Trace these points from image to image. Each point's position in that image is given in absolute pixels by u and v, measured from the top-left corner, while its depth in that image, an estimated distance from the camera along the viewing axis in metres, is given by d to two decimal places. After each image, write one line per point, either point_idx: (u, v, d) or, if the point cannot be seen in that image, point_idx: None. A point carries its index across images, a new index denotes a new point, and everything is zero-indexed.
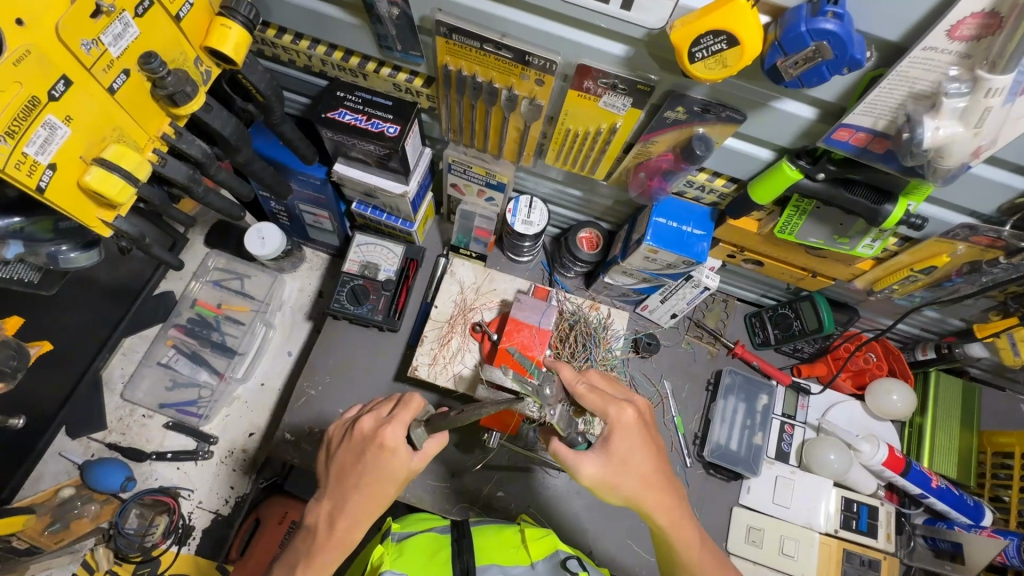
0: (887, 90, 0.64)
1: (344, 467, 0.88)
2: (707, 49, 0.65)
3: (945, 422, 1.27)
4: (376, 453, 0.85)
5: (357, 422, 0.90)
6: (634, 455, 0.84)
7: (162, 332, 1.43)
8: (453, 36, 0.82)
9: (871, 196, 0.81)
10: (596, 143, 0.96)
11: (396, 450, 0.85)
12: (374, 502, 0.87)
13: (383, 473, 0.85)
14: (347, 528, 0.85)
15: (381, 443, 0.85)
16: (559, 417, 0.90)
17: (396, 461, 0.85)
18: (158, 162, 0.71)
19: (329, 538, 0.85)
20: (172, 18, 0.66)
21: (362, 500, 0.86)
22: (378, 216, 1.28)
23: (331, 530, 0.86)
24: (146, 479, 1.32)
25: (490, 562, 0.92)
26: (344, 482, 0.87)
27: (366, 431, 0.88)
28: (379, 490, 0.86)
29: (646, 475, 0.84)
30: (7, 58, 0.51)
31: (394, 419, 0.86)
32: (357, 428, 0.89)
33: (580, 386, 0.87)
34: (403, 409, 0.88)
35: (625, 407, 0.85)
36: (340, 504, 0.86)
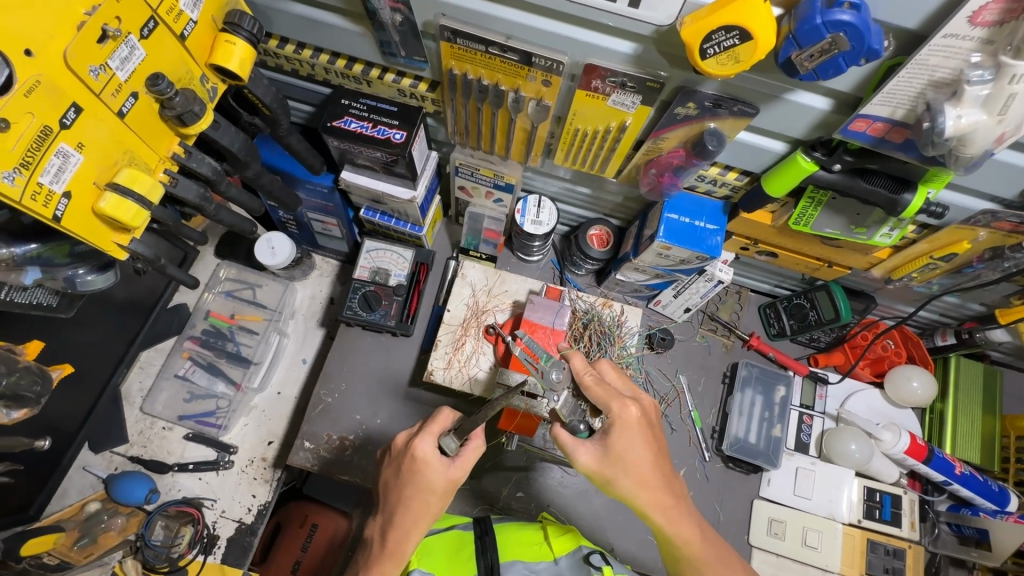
0: (907, 79, 0.63)
1: (388, 483, 0.91)
2: (719, 45, 0.64)
3: (967, 407, 1.26)
4: (412, 466, 0.88)
5: (395, 443, 0.94)
6: (637, 458, 0.83)
7: (177, 345, 1.44)
8: (457, 40, 0.81)
9: (889, 185, 0.80)
10: (605, 141, 0.95)
11: (432, 460, 0.87)
12: (422, 514, 0.88)
13: (420, 484, 0.87)
14: (397, 540, 0.87)
15: (415, 458, 0.88)
16: (563, 404, 0.90)
17: (433, 471, 0.87)
18: (169, 182, 0.71)
19: (383, 550, 0.88)
20: (176, 37, 0.66)
21: (410, 512, 0.88)
22: (387, 221, 1.28)
23: (382, 545, 0.88)
24: (169, 491, 1.34)
25: (514, 558, 0.92)
26: (389, 498, 0.90)
27: (402, 446, 0.93)
28: (421, 499, 0.87)
29: (635, 492, 0.84)
30: (18, 90, 0.50)
31: (424, 431, 0.90)
32: (395, 449, 0.93)
33: (588, 376, 0.89)
34: (432, 421, 0.91)
35: (629, 404, 0.84)
36: (389, 518, 0.89)
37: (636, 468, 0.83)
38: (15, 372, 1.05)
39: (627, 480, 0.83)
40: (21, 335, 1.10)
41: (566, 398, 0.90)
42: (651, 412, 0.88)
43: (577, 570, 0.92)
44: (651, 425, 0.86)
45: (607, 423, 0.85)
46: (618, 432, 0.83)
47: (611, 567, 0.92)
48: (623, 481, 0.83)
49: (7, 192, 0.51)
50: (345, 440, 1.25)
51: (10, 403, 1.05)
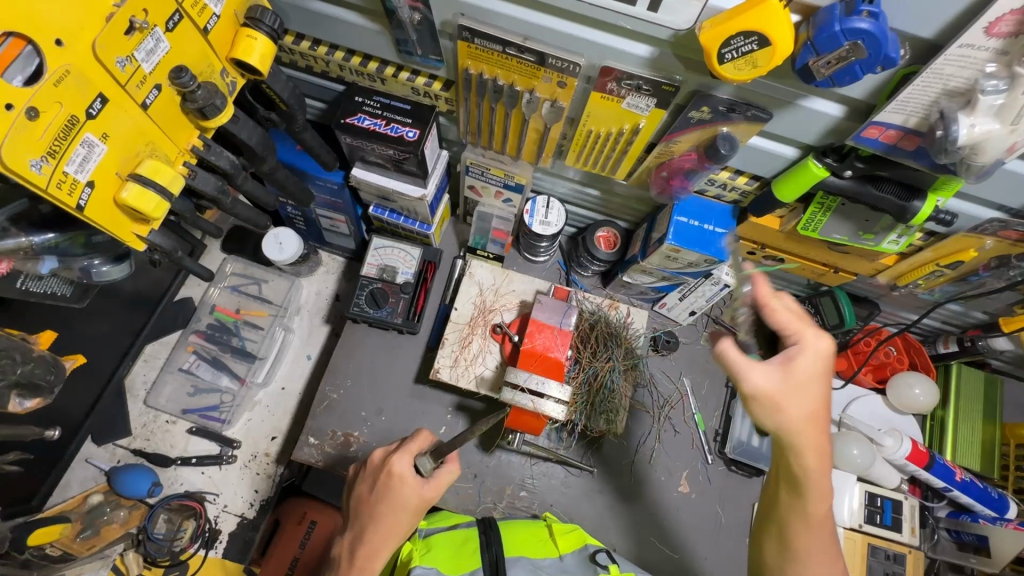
0: (923, 87, 0.64)
1: (360, 499, 0.91)
2: (737, 50, 0.65)
3: (968, 414, 1.27)
4: (388, 481, 0.89)
5: (370, 458, 0.95)
6: (815, 388, 0.73)
7: (182, 339, 1.44)
8: (475, 39, 0.82)
9: (899, 193, 0.81)
10: (617, 144, 0.96)
11: (407, 477, 0.88)
12: (392, 532, 0.87)
13: (396, 500, 0.88)
14: (366, 558, 0.85)
15: (389, 473, 0.89)
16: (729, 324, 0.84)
17: (409, 488, 0.88)
18: (189, 175, 0.72)
19: (351, 568, 0.85)
20: (200, 31, 0.66)
21: (381, 530, 0.86)
22: (396, 218, 1.29)
23: (352, 561, 0.86)
24: (172, 484, 1.34)
25: (519, 554, 0.92)
26: (361, 513, 0.90)
27: (377, 462, 0.94)
28: (392, 518, 0.87)
29: (792, 427, 0.73)
30: (48, 79, 0.51)
31: (401, 449, 0.92)
32: (369, 465, 0.95)
33: (776, 304, 0.77)
34: (409, 441, 0.93)
35: (824, 334, 0.74)
36: (359, 534, 0.88)
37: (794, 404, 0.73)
38: (29, 362, 1.09)
39: (797, 411, 0.73)
40: (33, 326, 1.14)
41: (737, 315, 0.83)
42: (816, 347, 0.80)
43: (583, 567, 0.92)
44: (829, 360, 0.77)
45: (792, 348, 0.75)
46: (802, 359, 0.74)
47: (617, 565, 0.92)
48: (788, 411, 0.73)
49: (35, 181, 0.51)
50: (350, 437, 1.26)
51: (25, 391, 1.09)
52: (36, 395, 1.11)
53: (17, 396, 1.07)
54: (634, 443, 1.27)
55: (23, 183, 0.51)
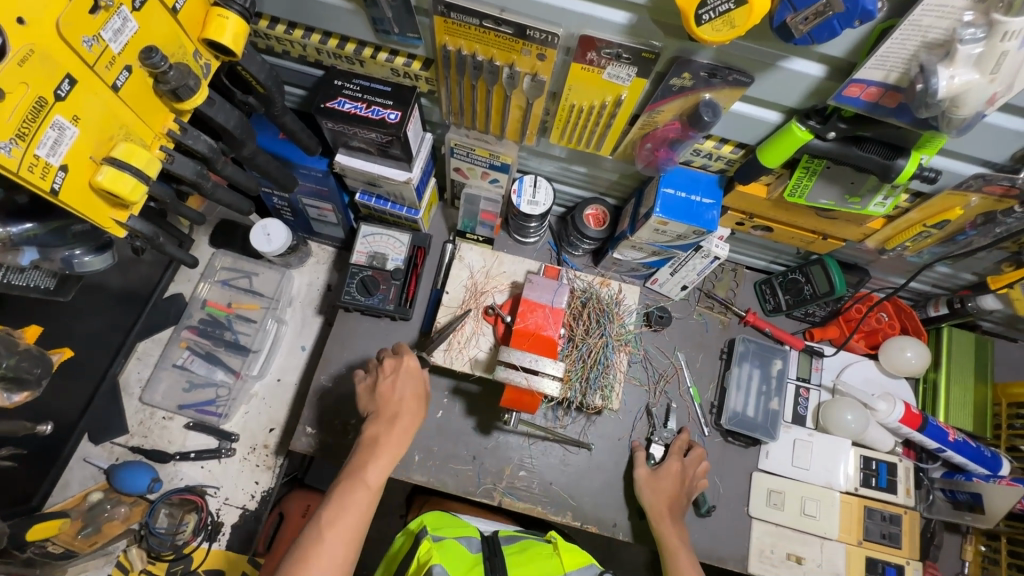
0: (902, 39, 0.63)
1: (378, 389, 1.10)
2: (714, 10, 0.64)
3: (959, 376, 1.28)
4: (403, 369, 1.11)
5: (381, 364, 1.13)
6: (664, 488, 1.16)
7: (175, 335, 1.44)
8: (451, 14, 0.81)
9: (884, 152, 0.80)
10: (600, 117, 0.95)
11: (419, 370, 1.12)
12: (417, 408, 1.08)
13: (415, 380, 1.11)
14: (400, 429, 1.06)
15: (405, 369, 1.11)
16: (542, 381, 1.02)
17: (420, 372, 1.11)
18: (166, 159, 0.71)
19: (390, 437, 1.04)
20: (168, 10, 0.65)
21: (409, 409, 1.07)
22: (383, 205, 1.28)
23: (390, 431, 1.05)
24: (172, 479, 1.35)
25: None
26: (390, 399, 1.08)
27: (391, 367, 1.12)
28: (413, 403, 1.08)
29: (653, 512, 1.13)
30: (11, 60, 0.50)
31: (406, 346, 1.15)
32: (382, 369, 1.12)
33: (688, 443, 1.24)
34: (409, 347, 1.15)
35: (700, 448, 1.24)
36: (386, 416, 1.07)
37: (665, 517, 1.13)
38: (14, 355, 1.06)
39: (653, 496, 1.15)
40: (18, 319, 1.09)
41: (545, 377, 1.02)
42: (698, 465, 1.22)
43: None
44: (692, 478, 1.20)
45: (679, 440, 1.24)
46: (673, 465, 1.19)
47: None
48: (651, 498, 1.15)
49: (5, 163, 0.51)
50: (347, 424, 1.26)
51: (12, 386, 1.07)
52: (23, 389, 1.08)
53: (3, 391, 1.05)
54: (629, 417, 1.29)
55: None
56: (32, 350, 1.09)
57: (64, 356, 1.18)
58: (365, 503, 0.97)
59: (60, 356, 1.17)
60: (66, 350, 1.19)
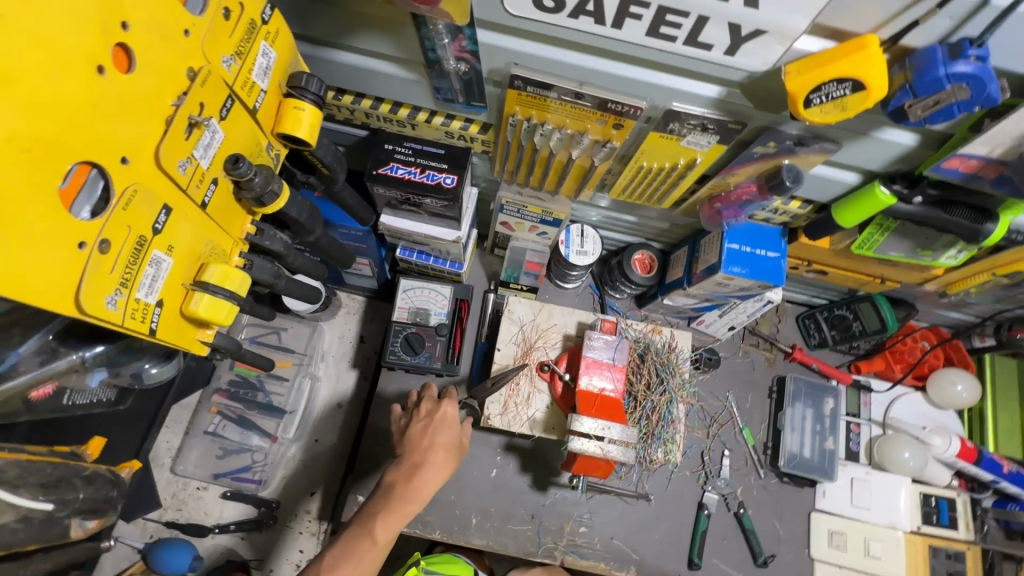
0: (1015, 122, 0.62)
1: (411, 434, 1.00)
2: (827, 95, 0.61)
3: (1007, 405, 1.29)
4: (438, 419, 1.00)
5: (418, 405, 1.05)
6: None
7: (205, 399, 1.39)
8: (527, 88, 0.77)
9: (972, 215, 0.78)
10: (668, 177, 0.93)
11: (456, 419, 1.01)
12: (442, 467, 0.97)
13: (447, 433, 0.99)
14: (421, 486, 0.94)
15: (441, 414, 1.01)
16: (615, 449, 0.98)
17: (454, 429, 1.00)
18: (245, 264, 0.66)
19: (404, 494, 0.93)
20: (248, 111, 0.60)
21: (435, 464, 0.96)
22: (425, 260, 1.24)
23: (409, 483, 0.94)
24: (212, 554, 1.30)
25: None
26: (418, 447, 0.98)
27: (427, 411, 1.03)
28: (443, 455, 0.96)
29: None
30: (115, 204, 0.45)
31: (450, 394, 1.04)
32: (418, 411, 1.03)
33: None
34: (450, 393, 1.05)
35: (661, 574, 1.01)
36: (411, 467, 0.96)
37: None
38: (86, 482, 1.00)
39: None
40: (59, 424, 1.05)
41: (615, 444, 0.99)
42: None
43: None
44: None
45: None
46: None
47: None
48: None
49: (110, 318, 0.46)
50: None
51: (88, 512, 1.01)
52: (97, 514, 1.03)
53: (79, 519, 0.99)
54: (686, 460, 1.27)
55: (100, 322, 0.45)
56: (102, 473, 1.04)
57: (133, 469, 1.14)
58: (369, 559, 0.90)
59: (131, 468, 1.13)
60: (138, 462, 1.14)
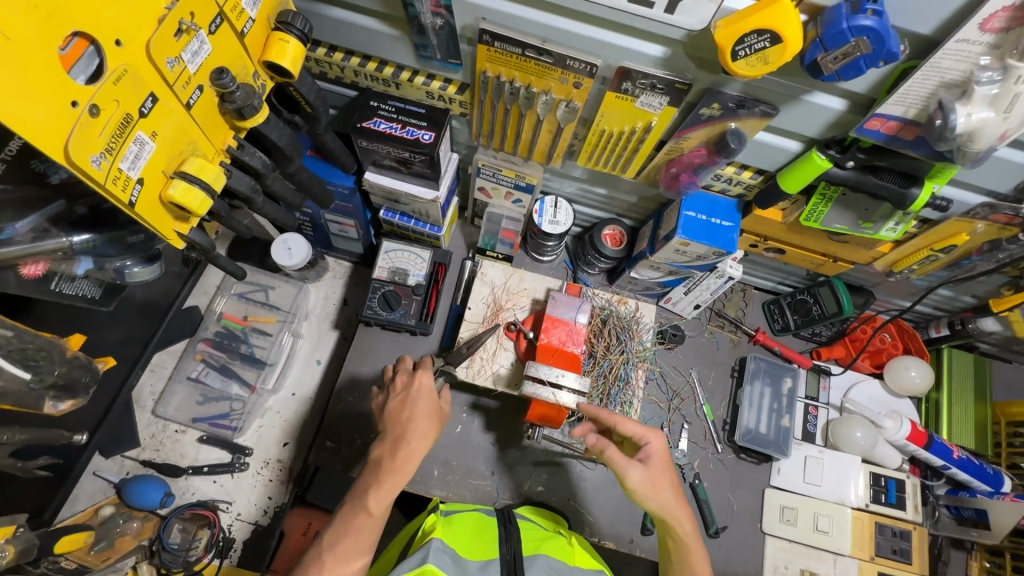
0: (920, 80, 0.69)
1: (393, 410, 1.00)
2: (750, 47, 0.69)
3: (960, 395, 1.33)
4: (415, 390, 1.00)
5: (394, 379, 1.05)
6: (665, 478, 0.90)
7: (191, 347, 1.44)
8: (495, 43, 0.85)
9: (899, 181, 0.86)
10: (628, 142, 1.00)
11: (433, 388, 1.02)
12: (426, 435, 0.96)
13: (425, 404, 0.99)
14: (407, 456, 0.93)
15: (418, 385, 1.01)
16: (567, 396, 1.04)
17: (433, 399, 1.00)
18: (225, 173, 0.73)
19: (393, 465, 0.92)
20: (237, 34, 0.68)
21: (419, 432, 0.96)
22: (406, 222, 1.31)
23: (396, 454, 0.93)
24: (184, 494, 1.34)
25: (538, 553, 0.93)
26: (398, 420, 0.98)
27: (403, 385, 1.03)
28: (425, 422, 0.97)
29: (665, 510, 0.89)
30: (107, 78, 0.52)
31: (425, 368, 1.04)
32: (395, 386, 1.04)
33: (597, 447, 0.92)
34: (426, 363, 1.05)
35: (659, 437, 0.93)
36: (395, 440, 0.95)
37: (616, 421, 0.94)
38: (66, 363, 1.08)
39: (665, 496, 0.89)
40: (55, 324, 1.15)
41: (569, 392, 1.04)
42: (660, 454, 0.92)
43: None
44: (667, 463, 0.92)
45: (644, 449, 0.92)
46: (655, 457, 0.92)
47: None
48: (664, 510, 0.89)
49: (94, 176, 0.53)
50: None
51: (61, 393, 1.08)
52: (70, 397, 1.10)
53: (52, 398, 1.07)
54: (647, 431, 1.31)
55: (83, 177, 0.52)
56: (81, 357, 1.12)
57: (108, 364, 1.23)
58: (368, 532, 0.87)
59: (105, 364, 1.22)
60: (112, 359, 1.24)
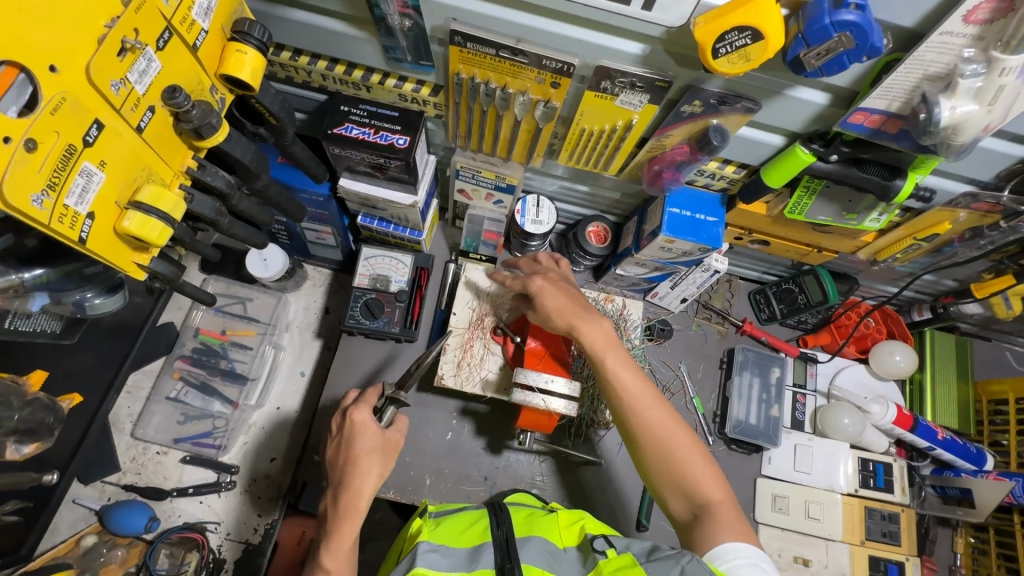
0: (905, 74, 0.67)
1: (332, 456, 0.93)
2: (731, 45, 0.66)
3: (944, 376, 1.35)
4: (349, 432, 0.92)
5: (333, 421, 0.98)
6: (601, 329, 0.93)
7: (168, 365, 1.40)
8: (467, 44, 0.81)
9: (883, 174, 0.85)
10: (609, 140, 0.97)
11: (371, 422, 0.92)
12: (369, 474, 0.89)
13: (362, 447, 0.90)
14: (349, 503, 0.88)
15: (354, 422, 0.92)
16: (558, 402, 1.02)
17: (370, 435, 0.91)
18: (186, 197, 0.69)
19: (339, 516, 0.88)
20: (189, 48, 0.64)
21: (357, 473, 0.89)
22: (385, 227, 1.27)
23: (336, 507, 0.88)
24: (169, 517, 1.30)
25: (530, 534, 0.94)
26: (339, 467, 0.91)
27: (339, 426, 0.96)
28: (364, 463, 0.89)
29: (605, 351, 0.91)
30: (43, 108, 0.48)
31: (360, 401, 0.94)
32: (334, 428, 0.96)
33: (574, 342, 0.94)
34: (365, 396, 0.96)
35: (591, 308, 0.96)
36: (337, 488, 0.90)
37: (579, 318, 0.93)
38: (25, 407, 1.10)
39: (601, 340, 0.91)
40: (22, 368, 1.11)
41: (559, 397, 1.02)
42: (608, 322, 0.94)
43: (583, 558, 0.88)
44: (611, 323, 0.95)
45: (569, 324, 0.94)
46: (582, 317, 0.93)
47: (616, 549, 0.85)
48: (623, 375, 0.89)
49: (37, 217, 0.49)
50: None
51: (23, 437, 1.11)
52: (34, 440, 1.13)
53: (14, 443, 1.09)
54: None
55: (24, 220, 0.49)
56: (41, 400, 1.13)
57: (73, 403, 1.20)
58: None
59: (69, 402, 1.19)
60: (76, 395, 1.21)
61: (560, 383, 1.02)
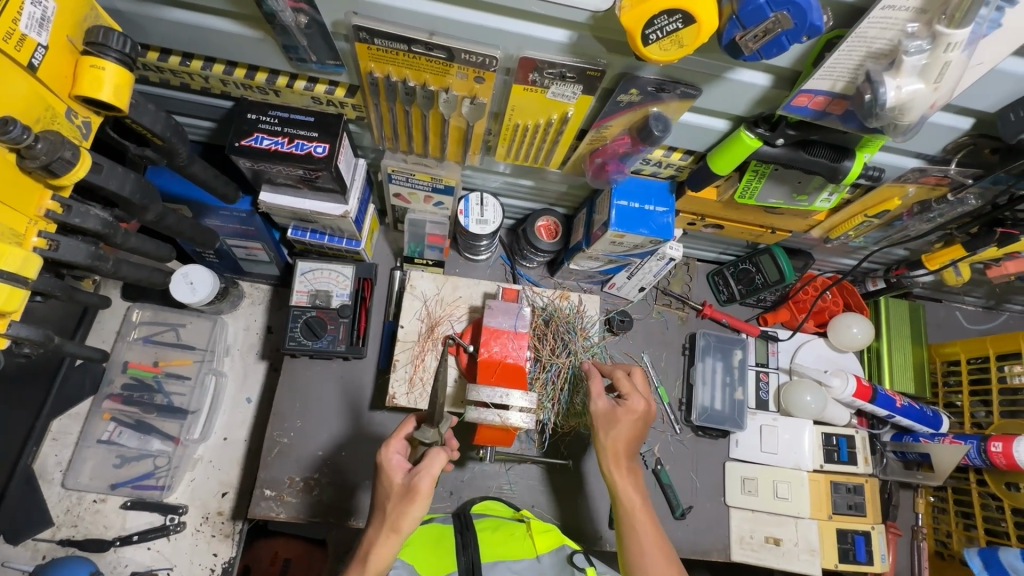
0: (847, 53, 0.62)
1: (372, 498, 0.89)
2: (661, 30, 0.59)
3: (900, 342, 1.36)
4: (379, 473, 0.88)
5: None
6: (624, 438, 0.96)
7: (96, 406, 1.28)
8: (375, 40, 0.72)
9: (832, 155, 0.81)
10: (545, 134, 0.90)
11: (392, 464, 0.86)
12: (382, 524, 0.82)
13: (381, 492, 0.85)
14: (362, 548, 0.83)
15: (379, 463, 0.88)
16: (516, 417, 0.97)
17: (389, 480, 0.85)
18: (49, 246, 0.64)
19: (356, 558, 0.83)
20: (22, 68, 0.56)
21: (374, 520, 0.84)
22: (319, 239, 1.17)
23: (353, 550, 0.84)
24: (115, 568, 1.21)
25: (497, 559, 0.95)
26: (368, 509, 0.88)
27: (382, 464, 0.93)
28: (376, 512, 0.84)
29: (607, 449, 0.96)
30: None
31: (395, 440, 0.89)
32: None
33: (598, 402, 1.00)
34: (398, 431, 0.91)
35: (643, 398, 0.99)
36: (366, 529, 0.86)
37: (622, 411, 0.97)
38: None
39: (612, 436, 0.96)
40: None
41: (518, 411, 0.97)
42: (646, 412, 0.99)
43: (561, 568, 0.96)
44: (644, 424, 0.98)
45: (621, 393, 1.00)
46: (624, 412, 0.97)
47: (594, 566, 0.96)
48: (632, 496, 0.94)
49: None
50: (311, 479, 1.17)
51: None
52: None
53: None
54: None
55: None
56: None
57: None
58: None
59: None
60: None
61: (518, 399, 0.96)
